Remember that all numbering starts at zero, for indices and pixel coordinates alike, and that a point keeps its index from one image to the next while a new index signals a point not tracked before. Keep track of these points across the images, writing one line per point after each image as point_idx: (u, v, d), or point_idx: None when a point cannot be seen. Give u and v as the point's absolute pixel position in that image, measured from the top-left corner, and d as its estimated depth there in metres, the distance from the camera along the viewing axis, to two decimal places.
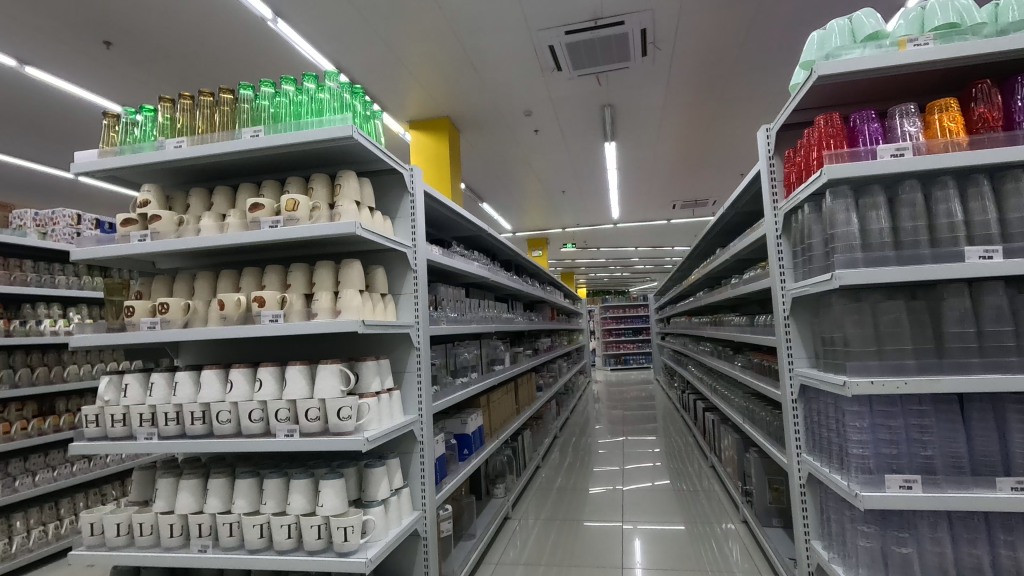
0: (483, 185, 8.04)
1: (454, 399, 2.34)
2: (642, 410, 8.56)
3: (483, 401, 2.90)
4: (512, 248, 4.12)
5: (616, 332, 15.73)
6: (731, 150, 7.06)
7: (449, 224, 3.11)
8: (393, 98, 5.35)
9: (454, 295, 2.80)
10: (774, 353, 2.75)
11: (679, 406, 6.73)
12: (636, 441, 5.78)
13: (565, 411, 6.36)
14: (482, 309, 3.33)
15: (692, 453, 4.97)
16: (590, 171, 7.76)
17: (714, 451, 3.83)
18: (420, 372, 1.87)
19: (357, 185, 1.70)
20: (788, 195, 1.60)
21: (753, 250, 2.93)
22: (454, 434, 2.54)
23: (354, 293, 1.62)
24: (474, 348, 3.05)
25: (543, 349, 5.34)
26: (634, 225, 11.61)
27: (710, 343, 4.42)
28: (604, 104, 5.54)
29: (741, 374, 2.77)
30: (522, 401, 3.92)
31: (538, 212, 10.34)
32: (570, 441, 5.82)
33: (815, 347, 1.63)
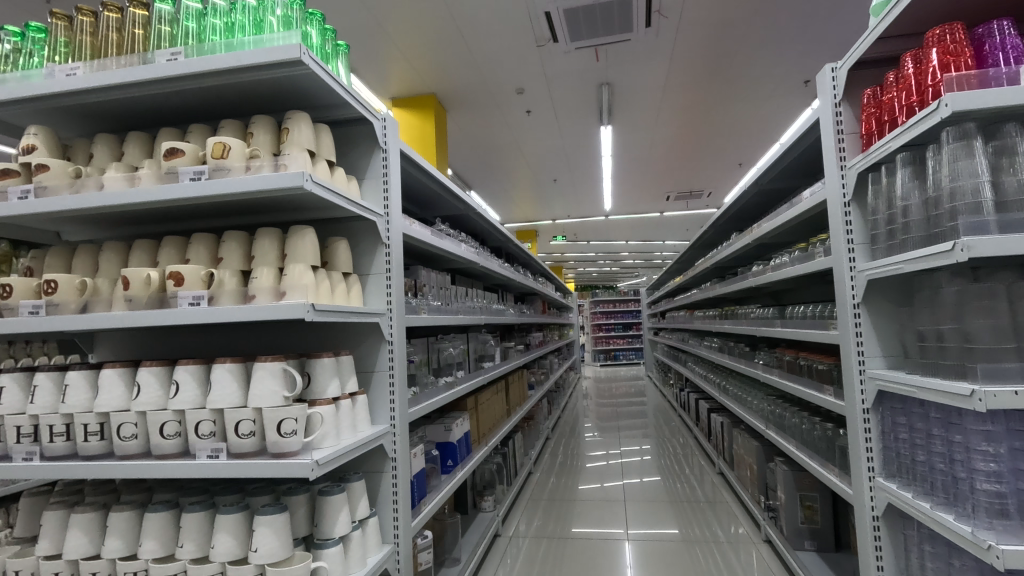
0: (471, 171, 7.64)
1: (436, 402, 1.98)
2: (634, 407, 8.26)
3: (471, 403, 2.54)
4: (503, 233, 3.75)
5: (605, 328, 15.43)
6: (732, 138, 6.74)
7: (434, 200, 2.74)
8: (374, 71, 4.93)
9: (439, 281, 2.43)
10: (803, 350, 2.43)
11: (675, 404, 6.43)
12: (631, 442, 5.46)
13: (556, 410, 6.02)
14: (470, 299, 2.97)
15: (693, 455, 4.65)
16: (584, 158, 7.40)
17: (722, 456, 3.51)
18: (392, 372, 1.50)
19: (311, 130, 1.32)
20: (865, 149, 1.27)
21: (777, 233, 2.59)
22: (437, 443, 2.17)
23: (304, 269, 1.23)
24: (461, 343, 2.69)
25: (534, 344, 4.99)
26: (625, 218, 11.30)
27: (715, 339, 4.10)
28: (602, 83, 5.19)
29: (764, 375, 2.44)
30: (514, 402, 3.56)
31: (527, 202, 9.96)
32: (561, 442, 5.48)
33: (892, 342, 1.30)
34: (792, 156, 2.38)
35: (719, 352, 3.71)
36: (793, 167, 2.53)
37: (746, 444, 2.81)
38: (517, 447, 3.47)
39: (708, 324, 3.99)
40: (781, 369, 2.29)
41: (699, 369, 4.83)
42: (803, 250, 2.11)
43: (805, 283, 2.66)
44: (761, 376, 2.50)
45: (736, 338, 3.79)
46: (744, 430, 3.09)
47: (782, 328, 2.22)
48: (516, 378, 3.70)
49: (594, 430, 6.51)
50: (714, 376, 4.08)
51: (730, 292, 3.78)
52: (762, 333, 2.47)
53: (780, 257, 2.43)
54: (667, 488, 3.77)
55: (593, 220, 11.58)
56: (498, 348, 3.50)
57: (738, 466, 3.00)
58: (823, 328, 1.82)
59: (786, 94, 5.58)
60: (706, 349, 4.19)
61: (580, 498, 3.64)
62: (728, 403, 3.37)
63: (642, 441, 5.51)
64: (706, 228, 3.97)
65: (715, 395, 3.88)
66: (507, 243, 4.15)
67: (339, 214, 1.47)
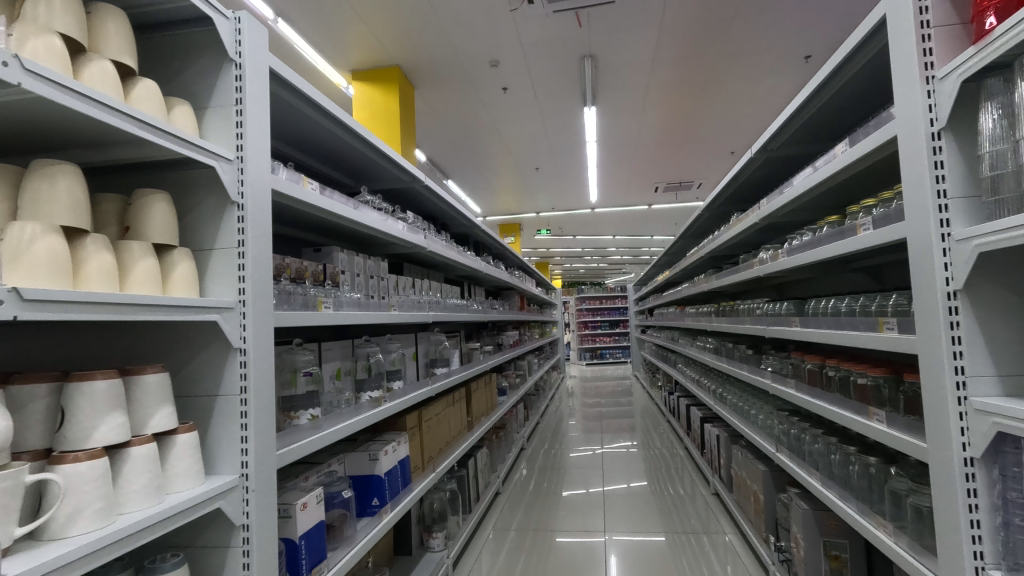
0: (447, 157, 7.13)
1: (351, 425, 1.48)
2: (620, 408, 7.83)
3: (414, 420, 2.05)
4: (467, 217, 3.25)
5: (591, 325, 15.00)
6: (724, 123, 6.30)
7: (369, 169, 2.23)
8: (331, 40, 4.39)
9: (370, 270, 1.94)
10: (826, 354, 1.97)
11: (664, 407, 5.99)
12: (617, 451, 5.02)
13: (535, 415, 5.55)
14: (419, 291, 2.47)
15: (683, 468, 4.20)
16: (567, 144, 6.92)
17: (718, 473, 3.07)
18: (245, 395, 1.00)
19: (79, 12, 0.81)
20: (975, 43, 0.90)
21: (792, 209, 2.13)
22: (352, 476, 1.69)
23: (41, 231, 0.72)
24: (404, 345, 2.19)
25: (509, 343, 4.51)
26: (613, 211, 10.85)
27: (709, 339, 3.66)
28: (584, 56, 4.72)
29: (775, 386, 1.98)
30: (479, 413, 3.09)
31: (509, 193, 9.46)
32: (540, 451, 5.00)
33: (1009, 351, 0.91)
34: (812, 110, 1.91)
35: (714, 355, 3.25)
36: (810, 127, 2.06)
37: (748, 467, 2.36)
38: (481, 465, 3.00)
39: (700, 322, 3.53)
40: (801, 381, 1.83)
41: (690, 372, 4.38)
42: (834, 226, 1.65)
43: (820, 271, 2.21)
44: (770, 387, 2.03)
45: (733, 340, 3.33)
46: (745, 447, 2.64)
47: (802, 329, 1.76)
48: (482, 384, 3.22)
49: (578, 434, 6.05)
50: (710, 380, 3.64)
51: (727, 285, 3.32)
52: (774, 332, 2.01)
53: (795, 237, 1.96)
54: (653, 506, 3.33)
55: (579, 214, 11.12)
56: (459, 350, 3.01)
57: (739, 490, 2.55)
58: (867, 329, 1.36)
59: (785, 71, 5.14)
60: (699, 351, 3.75)
61: (556, 517, 3.18)
62: (727, 415, 2.91)
63: (628, 449, 5.07)
64: (699, 212, 3.51)
65: (710, 402, 3.42)
66: (474, 230, 3.66)
67: (164, 158, 0.98)
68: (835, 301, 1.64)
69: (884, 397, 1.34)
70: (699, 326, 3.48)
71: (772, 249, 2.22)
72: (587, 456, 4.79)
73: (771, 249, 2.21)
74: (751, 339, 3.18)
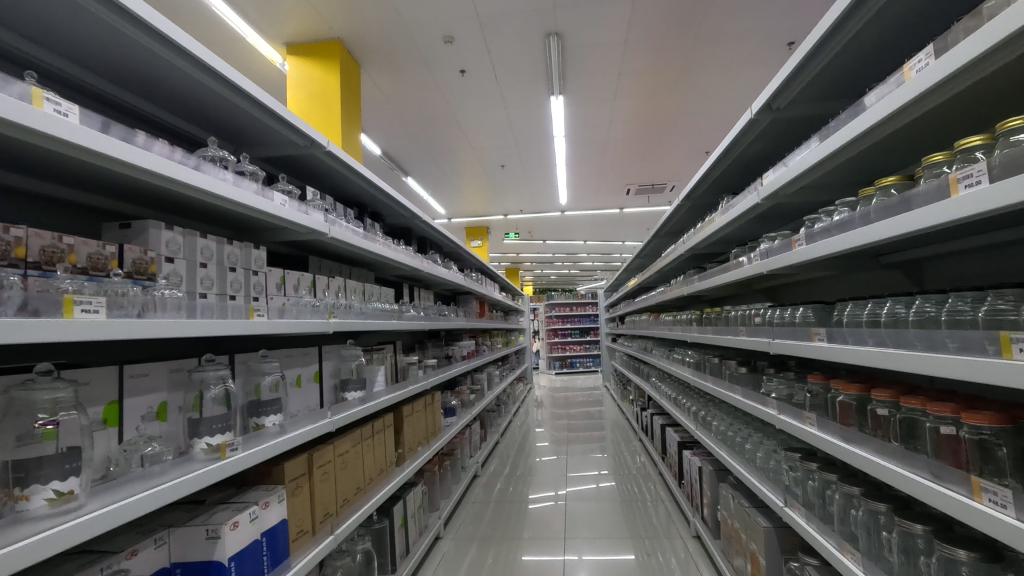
0: (404, 149, 6.57)
1: (148, 501, 0.94)
2: (589, 421, 7.35)
3: (301, 466, 1.51)
4: (403, 205, 2.71)
5: (561, 333, 14.51)
6: (700, 118, 5.93)
7: (247, 124, 1.70)
8: (259, 7, 3.78)
9: (233, 260, 1.39)
10: (856, 379, 1.52)
11: (635, 423, 5.54)
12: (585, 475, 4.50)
13: (495, 434, 5.02)
14: (324, 292, 1.92)
15: (658, 498, 3.70)
16: (534, 138, 6.44)
17: (699, 512, 2.60)
18: None
19: None
20: None
21: (801, 182, 1.66)
22: (176, 563, 1.14)
23: None
24: (287, 366, 1.64)
25: (463, 355, 3.97)
26: (583, 214, 10.43)
27: (690, 351, 3.18)
28: (550, 33, 4.24)
29: (783, 422, 1.55)
30: (413, 441, 2.54)
31: (475, 193, 8.93)
32: (500, 473, 4.45)
33: None
34: (837, 49, 1.44)
35: (697, 372, 2.77)
36: (828, 80, 1.60)
37: (744, 519, 1.86)
38: (413, 508, 2.44)
39: (679, 331, 3.05)
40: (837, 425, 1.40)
41: (666, 388, 3.90)
42: (898, 189, 1.15)
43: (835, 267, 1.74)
44: (775, 423, 1.60)
45: (718, 353, 2.85)
46: (736, 489, 2.15)
47: (846, 353, 1.31)
48: (420, 405, 2.68)
49: (542, 452, 5.54)
50: (692, 401, 3.16)
51: (711, 288, 2.85)
52: (791, 347, 1.61)
53: (813, 220, 1.48)
54: (623, 549, 2.84)
55: (548, 216, 10.62)
56: (387, 365, 2.46)
57: (729, 542, 2.05)
58: (975, 360, 0.91)
59: (766, 59, 4.76)
60: (676, 366, 3.27)
61: (509, 567, 2.65)
62: (714, 447, 2.42)
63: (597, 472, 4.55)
64: (677, 203, 3.05)
65: (690, 428, 2.94)
66: (416, 225, 3.12)
67: None
68: (920, 302, 1.20)
69: (998, 457, 0.95)
70: (678, 337, 2.99)
71: (774, 237, 1.74)
72: (550, 482, 4.28)
73: (773, 237, 1.74)
74: (740, 353, 2.70)
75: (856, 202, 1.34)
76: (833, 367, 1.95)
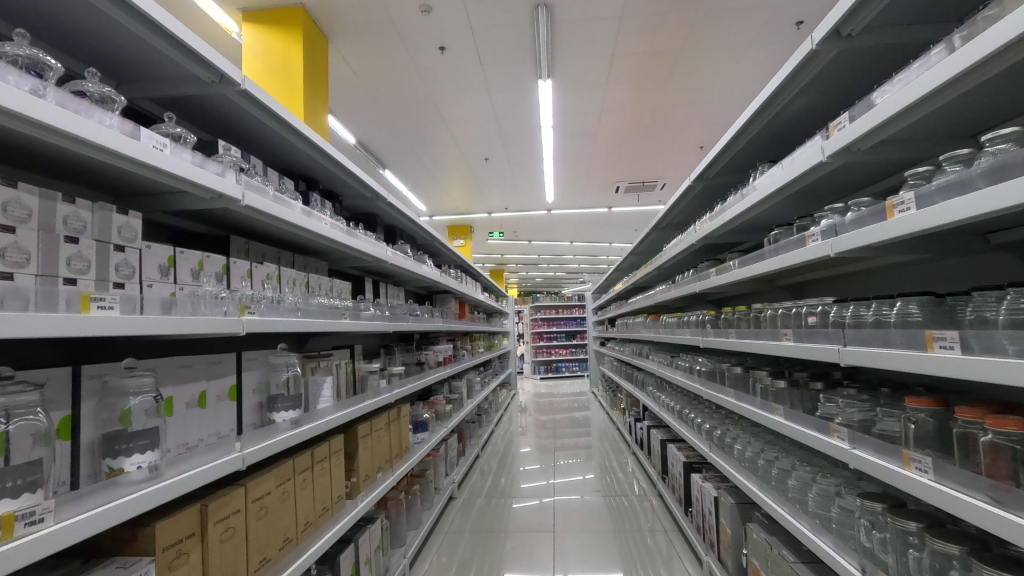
0: (381, 137, 6.11)
1: None
2: (577, 428, 6.95)
3: (184, 527, 1.05)
4: (365, 182, 2.27)
5: (546, 336, 14.10)
6: (697, 107, 5.59)
7: (135, 54, 1.23)
8: None
9: (71, 228, 0.94)
10: (974, 403, 1.14)
11: (627, 433, 5.15)
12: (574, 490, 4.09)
13: (475, 446, 4.58)
14: (241, 281, 1.48)
15: (655, 519, 3.31)
16: (521, 128, 6.04)
17: (713, 547, 2.20)
18: None
19: None
20: None
21: (883, 129, 1.28)
22: None
23: None
24: (173, 381, 1.18)
25: (439, 361, 3.54)
26: (570, 213, 10.05)
27: (699, 358, 2.77)
28: (538, 5, 3.84)
29: (859, 459, 1.24)
30: (372, 466, 2.10)
31: (458, 189, 8.50)
32: (480, 490, 4.01)
33: None
34: None
35: (712, 384, 2.35)
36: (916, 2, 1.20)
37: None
38: (370, 551, 1.99)
39: (688, 335, 2.64)
40: (951, 470, 1.00)
41: (665, 399, 3.48)
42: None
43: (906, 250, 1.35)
44: (847, 459, 1.27)
45: (735, 360, 2.44)
46: (769, 530, 1.74)
47: (976, 369, 0.90)
48: (381, 423, 2.23)
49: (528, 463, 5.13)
50: (703, 415, 2.75)
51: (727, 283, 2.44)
52: (870, 359, 1.22)
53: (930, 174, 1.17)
54: None
55: (535, 215, 10.22)
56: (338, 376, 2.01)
57: None
58: None
59: (771, 41, 4.42)
60: (681, 374, 2.86)
61: None
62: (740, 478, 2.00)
63: (587, 487, 4.13)
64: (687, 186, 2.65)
65: (700, 448, 2.52)
66: (382, 209, 2.67)
67: None
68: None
69: None
70: (687, 341, 2.58)
71: (854, 207, 1.34)
72: (537, 500, 3.87)
73: (856, 207, 1.33)
74: (763, 361, 2.29)
75: (1021, 133, 0.99)
76: (906, 383, 1.60)
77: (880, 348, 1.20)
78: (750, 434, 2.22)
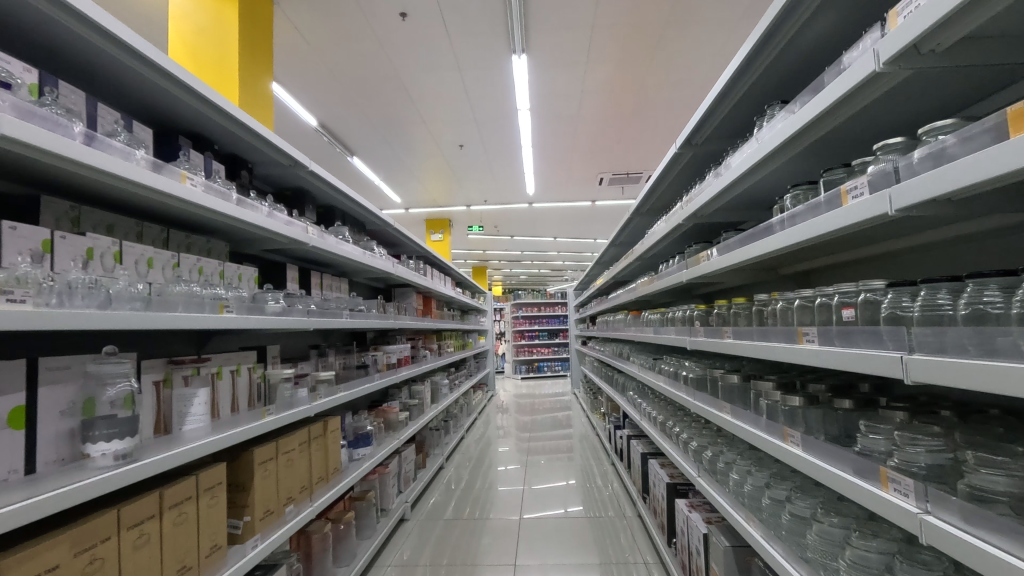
0: (345, 120, 5.66)
1: None
2: (556, 431, 6.57)
3: None
4: (274, 139, 1.85)
5: (528, 335, 13.69)
6: (684, 88, 5.21)
7: None
8: None
9: None
10: None
11: (607, 440, 4.78)
12: (548, 504, 3.70)
13: (441, 457, 4.17)
14: (26, 257, 1.02)
15: (634, 540, 2.93)
16: (496, 111, 5.64)
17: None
18: None
19: None
20: None
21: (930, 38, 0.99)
22: None
23: None
24: None
25: (391, 362, 3.12)
26: (552, 207, 9.65)
27: (685, 362, 2.38)
28: None
29: (935, 531, 0.89)
30: (279, 499, 1.67)
31: (434, 180, 8.07)
32: (443, 505, 3.61)
33: None
34: None
35: (703, 397, 1.96)
36: None
37: None
38: None
39: (672, 334, 2.23)
40: None
41: (647, 407, 3.09)
42: None
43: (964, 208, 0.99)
44: (918, 532, 0.92)
45: (729, 364, 2.06)
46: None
47: None
48: (295, 443, 1.81)
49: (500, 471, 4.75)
50: (694, 433, 2.37)
51: (718, 273, 2.06)
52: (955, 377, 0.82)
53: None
54: None
55: (515, 208, 9.80)
56: (220, 390, 1.57)
57: None
58: None
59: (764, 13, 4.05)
60: (665, 381, 2.47)
61: None
62: (754, 531, 1.62)
63: (561, 500, 3.75)
64: None
65: (692, 474, 2.14)
66: (311, 182, 2.25)
67: None
68: None
69: None
70: (671, 342, 2.19)
71: (931, 137, 1.00)
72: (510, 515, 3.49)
73: (934, 135, 1.00)
74: (764, 367, 1.91)
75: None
76: (971, 414, 1.22)
77: (973, 362, 0.80)
78: (759, 471, 1.87)
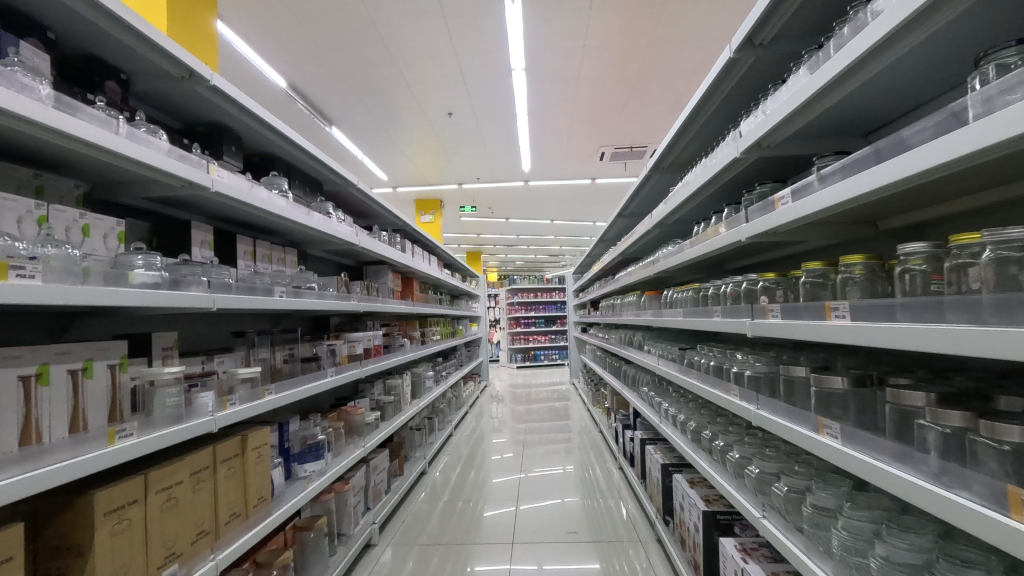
0: (318, 81, 5.05)
1: None
2: (553, 422, 6.06)
3: None
4: (152, 35, 1.24)
5: (523, 322, 13.17)
6: (698, 43, 4.61)
7: None
8: None
9: None
10: None
11: (611, 438, 4.26)
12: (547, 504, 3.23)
13: (424, 458, 3.65)
14: None
15: (647, 557, 2.39)
16: (488, 71, 5.04)
17: None
18: None
19: None
20: None
21: None
22: None
23: None
24: None
25: (355, 354, 2.54)
26: (549, 185, 9.06)
27: (734, 352, 1.76)
28: None
29: None
30: (146, 567, 1.10)
31: (423, 155, 7.46)
32: (426, 511, 3.07)
33: None
34: None
35: (767, 401, 1.36)
36: None
37: None
38: None
39: (718, 318, 1.59)
40: None
41: (668, 406, 2.50)
42: None
43: None
44: None
45: (799, 358, 1.49)
46: None
47: None
48: (181, 474, 1.23)
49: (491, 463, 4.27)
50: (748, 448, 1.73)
51: (793, 232, 1.37)
52: None
53: None
54: None
55: (510, 187, 9.20)
56: (36, 399, 1.00)
57: None
58: None
59: None
60: (702, 378, 1.87)
61: None
62: None
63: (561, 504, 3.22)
64: (722, 69, 1.66)
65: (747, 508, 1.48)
66: (226, 111, 1.66)
67: None
68: None
69: None
70: (721, 326, 1.54)
71: None
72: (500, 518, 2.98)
73: None
74: (855, 360, 1.34)
75: None
76: None
77: None
78: (856, 503, 1.20)
